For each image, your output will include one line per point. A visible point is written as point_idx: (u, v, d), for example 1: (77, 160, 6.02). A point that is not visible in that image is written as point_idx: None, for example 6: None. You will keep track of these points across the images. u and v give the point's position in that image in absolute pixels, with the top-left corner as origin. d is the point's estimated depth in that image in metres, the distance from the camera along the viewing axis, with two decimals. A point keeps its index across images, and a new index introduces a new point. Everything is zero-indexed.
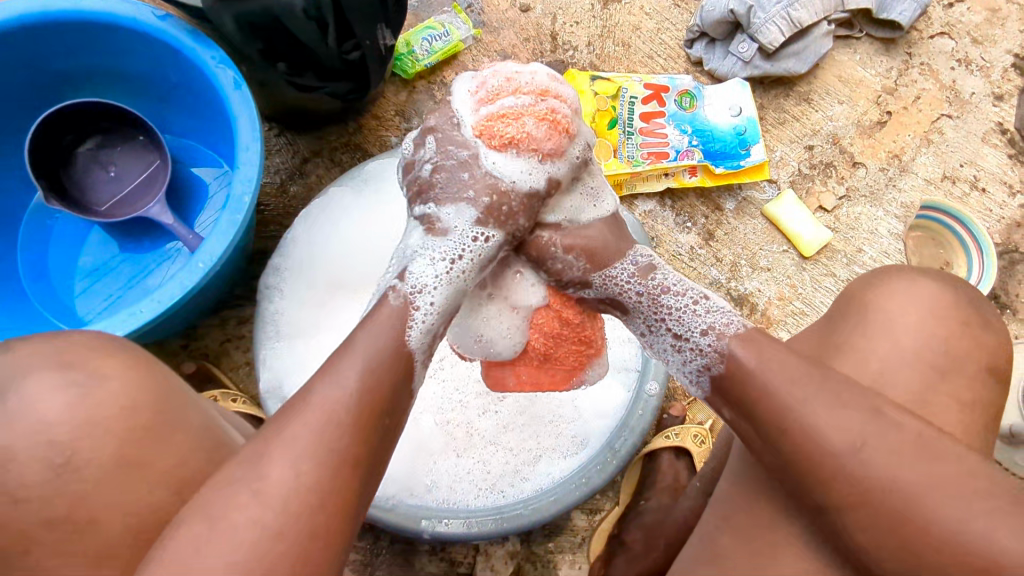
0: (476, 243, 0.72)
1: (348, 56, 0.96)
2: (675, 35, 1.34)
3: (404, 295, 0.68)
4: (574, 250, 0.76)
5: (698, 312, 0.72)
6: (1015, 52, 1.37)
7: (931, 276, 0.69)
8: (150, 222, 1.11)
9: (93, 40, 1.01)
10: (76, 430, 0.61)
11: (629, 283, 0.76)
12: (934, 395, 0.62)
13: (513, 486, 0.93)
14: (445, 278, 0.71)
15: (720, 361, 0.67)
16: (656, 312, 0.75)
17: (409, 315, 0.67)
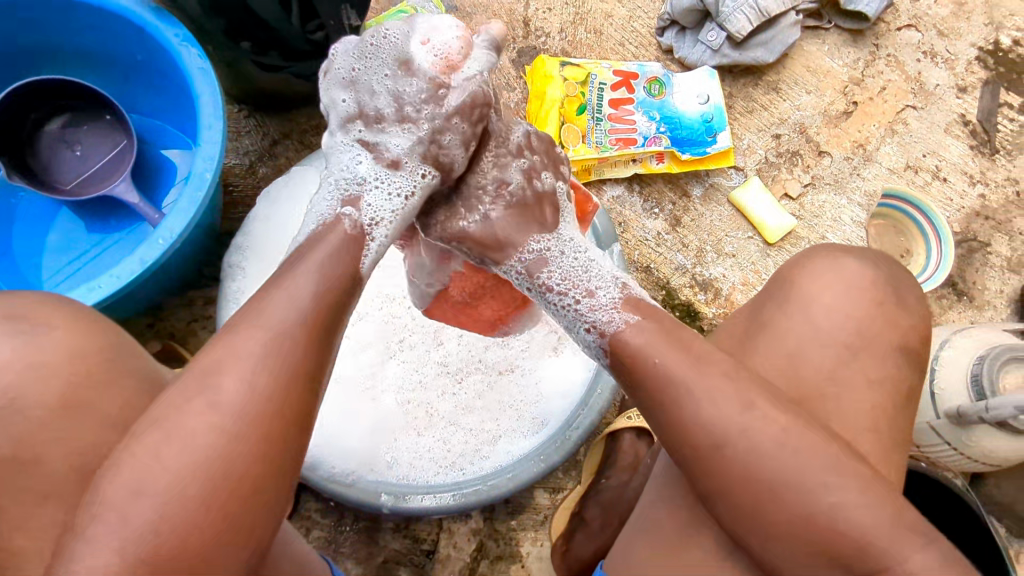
0: (423, 178, 0.72)
1: (313, 37, 0.97)
2: (646, 23, 1.35)
3: (361, 225, 0.68)
4: (466, 242, 0.76)
5: (580, 309, 0.70)
6: (979, 44, 1.39)
7: (868, 256, 0.71)
8: (117, 202, 1.10)
9: (57, 16, 1.00)
10: (24, 390, 0.62)
11: (518, 278, 0.76)
12: (866, 367, 0.65)
13: (472, 464, 0.95)
14: (400, 211, 0.71)
15: (603, 360, 0.68)
16: (543, 304, 0.75)
17: (364, 244, 0.67)
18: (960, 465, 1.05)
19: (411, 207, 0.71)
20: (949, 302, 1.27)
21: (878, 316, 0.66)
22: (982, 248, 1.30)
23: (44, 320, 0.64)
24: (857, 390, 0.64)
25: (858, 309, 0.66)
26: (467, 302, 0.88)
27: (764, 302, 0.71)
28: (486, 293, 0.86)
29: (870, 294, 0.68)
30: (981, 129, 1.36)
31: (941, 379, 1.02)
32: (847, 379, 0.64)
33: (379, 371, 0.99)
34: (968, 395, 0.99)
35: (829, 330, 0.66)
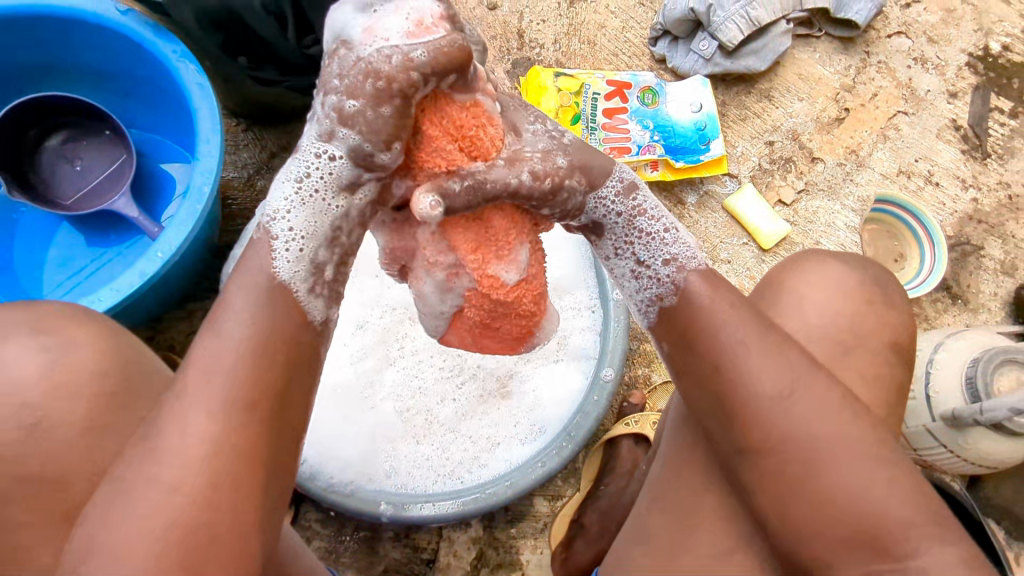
0: (324, 162, 0.58)
1: (310, 51, 0.97)
2: (639, 33, 1.37)
3: (264, 226, 0.60)
4: (572, 167, 0.63)
5: (665, 240, 0.67)
6: (969, 51, 1.41)
7: (859, 261, 0.72)
8: (117, 216, 1.12)
9: (56, 33, 1.02)
10: (37, 399, 0.63)
11: (611, 205, 0.67)
12: (857, 369, 0.66)
13: (471, 472, 0.96)
14: (298, 198, 0.60)
15: (675, 293, 0.65)
16: (628, 236, 0.68)
17: (271, 247, 0.59)
18: (957, 467, 1.05)
19: (322, 195, 0.60)
20: (944, 305, 1.27)
21: (868, 320, 0.67)
22: (976, 252, 1.31)
23: (56, 332, 0.66)
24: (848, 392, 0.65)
25: (850, 313, 0.67)
26: (486, 322, 0.73)
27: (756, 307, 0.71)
28: (510, 312, 0.71)
29: (861, 297, 0.68)
30: (973, 133, 1.37)
31: (936, 382, 1.03)
32: (839, 381, 0.65)
33: (378, 379, 1.00)
34: (963, 397, 1.00)
35: (821, 334, 0.67)
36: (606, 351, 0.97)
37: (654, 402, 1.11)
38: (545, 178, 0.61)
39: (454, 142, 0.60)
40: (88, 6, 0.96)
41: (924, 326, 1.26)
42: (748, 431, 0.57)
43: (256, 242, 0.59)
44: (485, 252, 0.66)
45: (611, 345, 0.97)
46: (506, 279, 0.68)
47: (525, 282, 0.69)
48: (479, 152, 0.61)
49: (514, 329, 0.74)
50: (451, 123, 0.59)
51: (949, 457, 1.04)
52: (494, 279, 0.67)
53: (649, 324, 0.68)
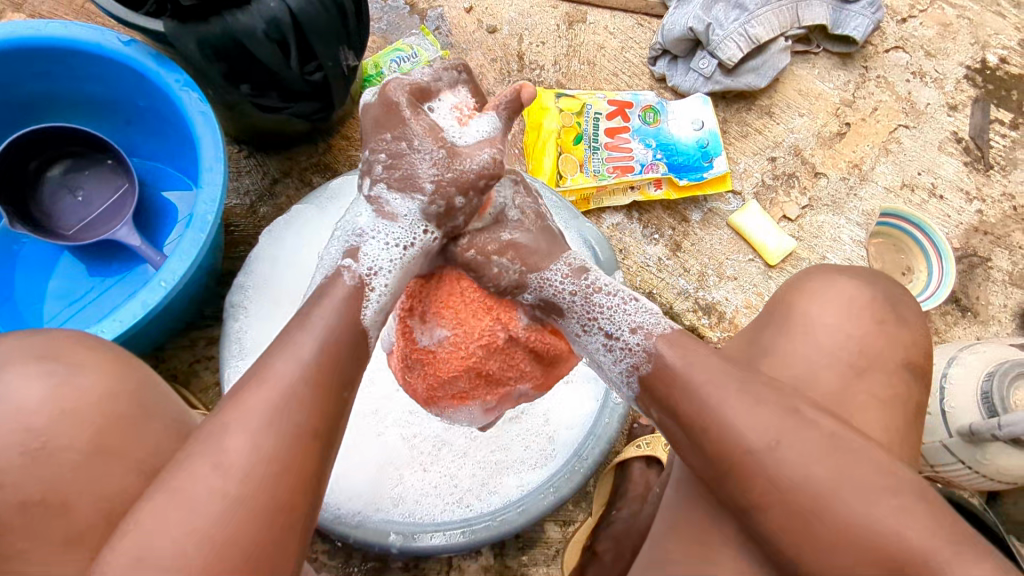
0: (426, 237, 0.71)
1: (311, 77, 0.98)
2: (639, 53, 1.38)
3: (359, 276, 0.66)
4: (508, 254, 0.73)
5: (629, 311, 0.69)
6: (967, 64, 1.42)
7: (867, 278, 0.71)
8: (118, 245, 1.11)
9: (60, 66, 1.02)
10: (41, 424, 0.61)
11: (561, 285, 0.72)
12: (872, 387, 0.64)
13: (481, 499, 0.93)
14: (399, 262, 0.69)
15: (648, 360, 0.65)
16: (590, 311, 0.70)
17: (364, 295, 0.66)
18: (976, 484, 1.03)
19: (411, 261, 0.70)
20: (954, 318, 1.26)
21: (876, 335, 0.66)
22: (983, 263, 1.30)
23: (67, 356, 0.65)
24: (863, 408, 0.63)
25: (856, 329, 0.66)
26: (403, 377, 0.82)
27: (758, 332, 0.70)
28: (422, 369, 0.80)
29: (869, 313, 0.68)
30: (974, 145, 1.37)
31: (953, 397, 1.02)
32: (855, 399, 0.63)
33: (384, 405, 0.97)
34: (980, 412, 0.98)
35: (831, 350, 0.65)
36: None
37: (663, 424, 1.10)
38: (487, 257, 0.73)
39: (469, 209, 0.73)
40: (92, 38, 0.97)
41: (935, 339, 1.25)
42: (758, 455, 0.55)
43: (353, 291, 0.65)
44: (415, 307, 0.78)
45: None
46: (421, 339, 0.78)
47: (433, 347, 0.78)
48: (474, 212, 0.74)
49: (421, 395, 0.82)
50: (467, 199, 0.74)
51: (965, 475, 1.02)
52: (414, 338, 0.79)
53: (635, 395, 0.67)
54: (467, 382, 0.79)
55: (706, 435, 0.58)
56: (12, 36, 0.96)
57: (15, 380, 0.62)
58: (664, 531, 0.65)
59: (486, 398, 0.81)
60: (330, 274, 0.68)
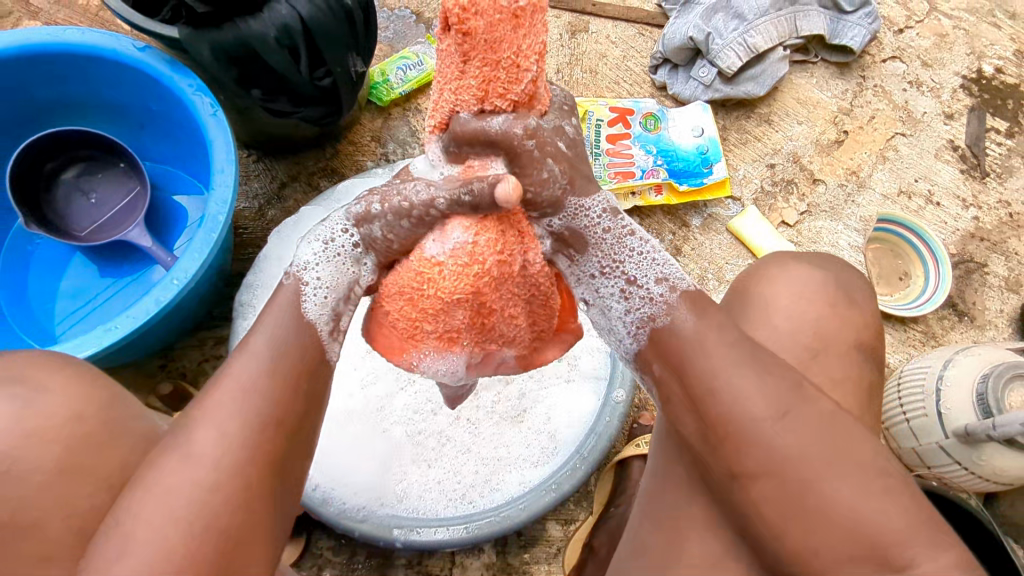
0: (347, 237, 0.64)
1: (320, 83, 1.01)
2: (640, 62, 1.41)
3: (293, 274, 0.62)
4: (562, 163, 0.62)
5: (653, 260, 0.65)
6: (963, 74, 1.45)
7: (855, 277, 0.73)
8: (130, 246, 1.13)
9: (77, 71, 1.05)
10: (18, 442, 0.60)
11: (599, 218, 0.65)
12: (859, 381, 0.66)
13: (483, 496, 0.94)
14: (325, 255, 0.63)
15: (669, 314, 0.62)
16: (617, 254, 0.66)
17: (301, 293, 0.61)
18: (973, 484, 1.04)
19: (344, 258, 0.64)
20: (951, 322, 1.28)
21: (862, 329, 0.69)
22: (980, 269, 1.32)
23: (35, 377, 0.63)
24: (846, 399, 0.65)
25: (843, 321, 0.68)
26: (389, 303, 0.68)
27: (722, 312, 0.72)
28: (413, 292, 0.66)
29: (818, 299, 0.69)
30: (970, 153, 1.39)
31: (948, 399, 1.03)
32: (842, 391, 0.65)
33: (389, 404, 1.00)
34: (975, 414, 1.00)
35: (820, 339, 0.67)
36: (617, 373, 0.99)
37: None
38: (543, 155, 0.61)
39: (484, 74, 0.62)
40: (108, 44, 1.00)
41: (932, 344, 1.26)
42: (751, 441, 0.53)
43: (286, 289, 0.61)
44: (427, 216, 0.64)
45: (622, 366, 1.00)
46: (425, 255, 0.64)
47: (437, 266, 0.64)
48: (517, 96, 0.63)
49: (405, 322, 0.69)
50: (478, 19, 0.59)
51: (960, 475, 1.04)
52: (414, 254, 0.65)
53: (639, 348, 0.65)
54: (465, 318, 0.68)
55: (698, 418, 0.57)
56: (28, 42, 0.98)
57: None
58: (641, 517, 0.66)
59: (474, 346, 0.72)
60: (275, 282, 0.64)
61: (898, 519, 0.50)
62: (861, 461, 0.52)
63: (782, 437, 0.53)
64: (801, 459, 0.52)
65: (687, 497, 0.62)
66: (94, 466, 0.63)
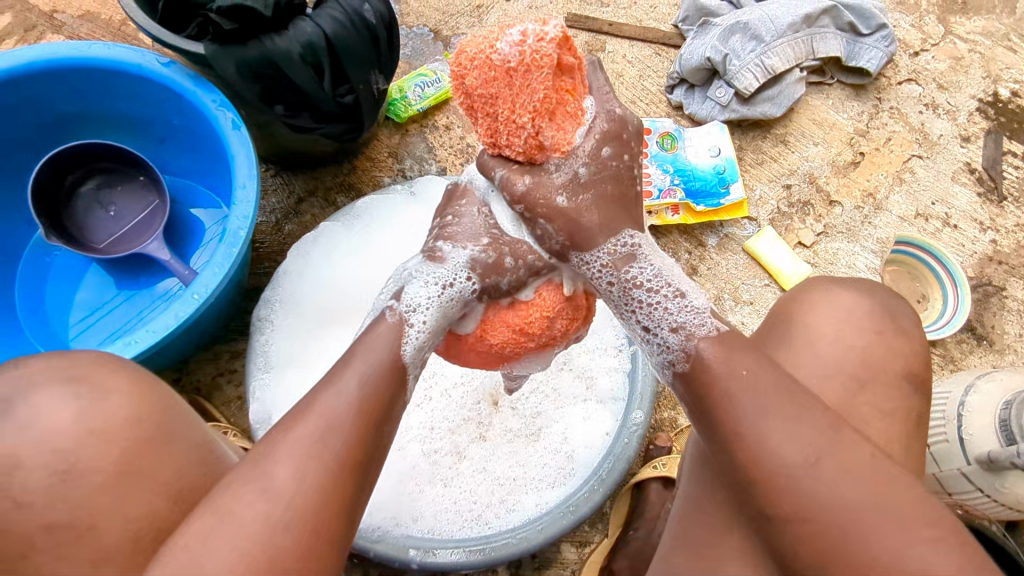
0: (468, 283, 0.70)
1: (342, 99, 1.02)
2: (656, 82, 1.41)
3: (400, 313, 0.66)
4: (556, 224, 0.67)
5: (670, 308, 0.66)
6: (979, 97, 1.45)
7: (902, 303, 0.73)
8: (148, 259, 1.13)
9: (101, 85, 1.06)
10: (68, 444, 0.61)
11: (601, 271, 0.68)
12: (902, 409, 0.65)
13: (499, 517, 0.94)
14: (436, 301, 0.68)
15: (684, 362, 0.63)
16: (629, 303, 0.68)
17: (404, 331, 0.65)
18: (995, 512, 1.03)
19: (450, 303, 0.69)
20: (969, 346, 1.26)
21: (909, 358, 0.68)
22: (998, 292, 1.31)
23: (88, 377, 0.65)
24: (893, 434, 0.64)
25: (886, 348, 0.67)
26: (493, 339, 0.74)
27: (765, 337, 0.72)
28: (517, 326, 0.73)
29: (867, 325, 0.68)
30: (987, 176, 1.39)
31: (970, 424, 1.02)
32: (887, 424, 0.64)
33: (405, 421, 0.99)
34: (998, 440, 0.98)
35: (865, 366, 0.66)
36: (636, 394, 0.99)
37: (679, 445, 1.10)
38: (535, 216, 0.68)
39: (486, 124, 0.69)
40: (133, 59, 1.00)
41: (951, 368, 1.25)
42: (802, 475, 0.52)
43: (389, 328, 0.64)
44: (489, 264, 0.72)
45: (640, 388, 0.99)
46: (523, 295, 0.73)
47: (544, 304, 0.73)
48: (516, 149, 0.68)
49: (510, 347, 0.75)
50: (477, 76, 0.68)
51: (982, 502, 1.02)
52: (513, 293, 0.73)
53: (666, 382, 0.67)
54: (562, 325, 0.76)
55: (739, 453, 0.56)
56: (55, 56, 1.00)
57: (42, 398, 0.62)
58: (672, 545, 0.65)
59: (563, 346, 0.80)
60: (376, 315, 0.68)
61: (952, 555, 0.49)
62: (917, 499, 0.51)
63: (837, 473, 0.52)
64: (855, 493, 0.51)
65: (724, 527, 0.61)
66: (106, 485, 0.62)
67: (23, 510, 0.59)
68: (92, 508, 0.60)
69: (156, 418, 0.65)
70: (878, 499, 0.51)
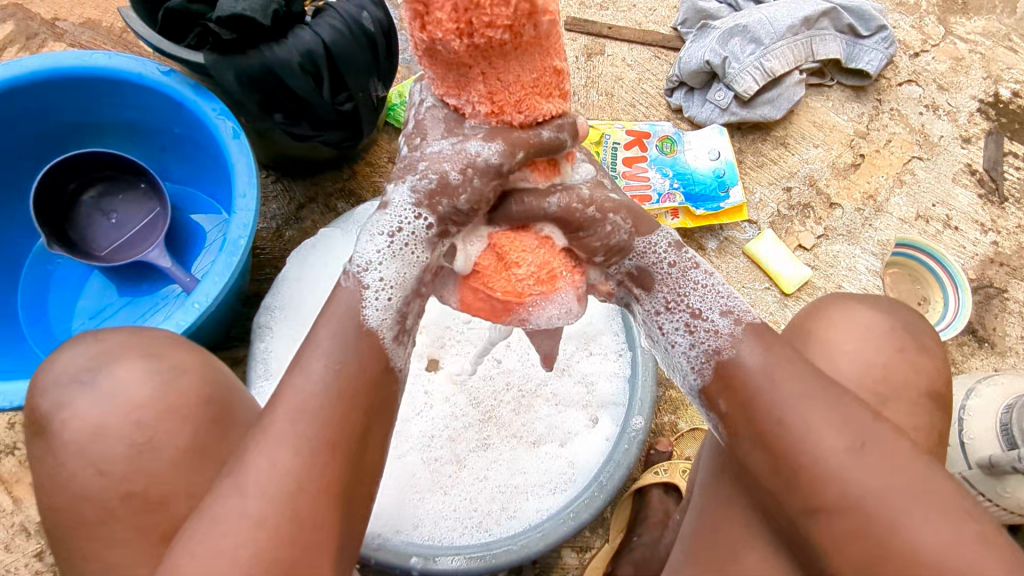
0: (420, 222, 0.60)
1: (341, 107, 1.02)
2: (655, 85, 1.41)
3: (354, 275, 0.59)
4: (620, 209, 0.64)
5: (723, 292, 0.63)
6: (979, 97, 1.44)
7: (917, 317, 0.72)
8: (149, 266, 1.14)
9: (102, 94, 1.06)
10: (150, 418, 0.62)
11: (663, 254, 0.64)
12: (926, 427, 0.65)
13: (500, 525, 0.93)
14: (389, 250, 0.59)
15: (734, 346, 0.60)
16: (681, 287, 0.64)
17: (362, 296, 0.58)
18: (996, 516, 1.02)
19: (412, 248, 0.60)
20: (971, 349, 1.26)
21: (925, 376, 0.67)
22: (1000, 294, 1.31)
23: (170, 356, 0.66)
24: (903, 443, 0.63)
25: (888, 356, 0.67)
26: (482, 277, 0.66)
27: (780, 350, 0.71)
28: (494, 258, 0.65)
29: (886, 343, 0.68)
30: (988, 177, 1.39)
31: (970, 429, 1.02)
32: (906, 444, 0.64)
33: (405, 428, 1.00)
34: (999, 445, 0.98)
35: (871, 377, 0.66)
36: (637, 400, 0.99)
37: (681, 449, 1.11)
38: (603, 213, 0.63)
39: (456, 3, 0.53)
40: (134, 67, 1.01)
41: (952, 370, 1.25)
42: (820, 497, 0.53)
43: (347, 293, 0.58)
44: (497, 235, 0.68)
45: (641, 394, 0.99)
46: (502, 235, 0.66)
47: (552, 241, 0.65)
48: (508, 19, 0.54)
49: (501, 284, 0.66)
50: None
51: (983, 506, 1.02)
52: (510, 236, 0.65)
53: (703, 383, 0.62)
54: (554, 247, 0.65)
55: (764, 462, 0.55)
56: (58, 66, 1.00)
57: (50, 409, 0.63)
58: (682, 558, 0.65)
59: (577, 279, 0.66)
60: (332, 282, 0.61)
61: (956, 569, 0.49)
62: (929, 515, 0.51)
63: (857, 478, 0.51)
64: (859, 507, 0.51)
65: (740, 541, 0.60)
66: None
67: None
68: (125, 496, 0.60)
69: None
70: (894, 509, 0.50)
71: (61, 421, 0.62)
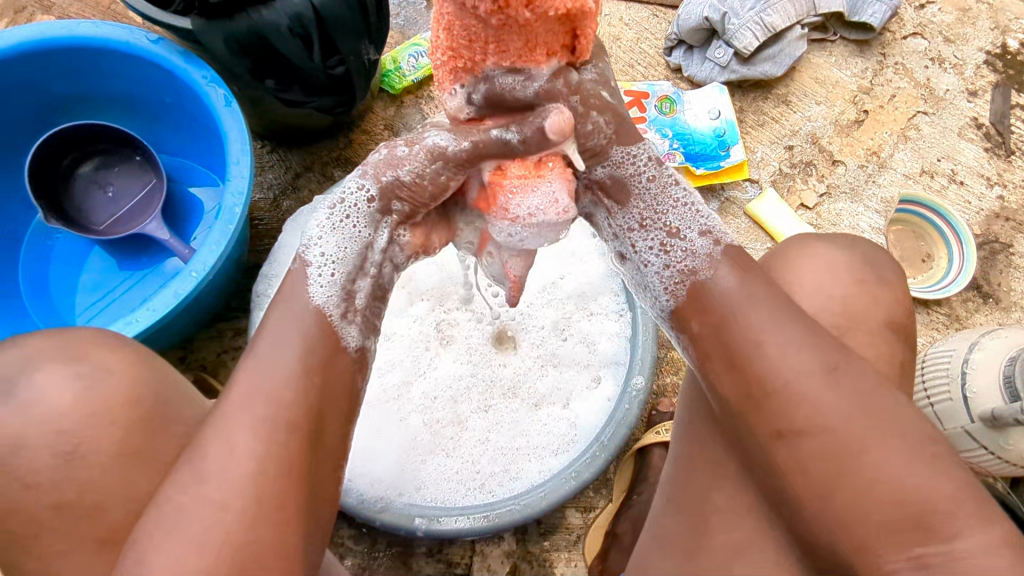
0: (363, 194, 0.62)
1: (333, 71, 1.01)
2: (654, 44, 1.38)
3: (298, 254, 0.60)
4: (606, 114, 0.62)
5: (699, 212, 0.63)
6: (987, 49, 1.41)
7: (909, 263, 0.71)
8: (149, 239, 1.14)
9: (91, 64, 1.05)
10: None
11: (642, 167, 0.64)
12: (886, 356, 0.63)
13: (502, 486, 0.94)
14: (332, 226, 0.61)
15: (711, 268, 0.59)
16: (658, 205, 0.64)
17: (306, 273, 0.59)
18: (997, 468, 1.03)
19: (354, 223, 0.62)
20: (975, 305, 1.25)
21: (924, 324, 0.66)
22: (1005, 249, 1.29)
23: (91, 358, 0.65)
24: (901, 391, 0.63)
25: (890, 302, 0.66)
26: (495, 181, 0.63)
27: None
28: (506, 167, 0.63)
29: (882, 289, 0.67)
30: (995, 131, 1.36)
31: (974, 382, 1.01)
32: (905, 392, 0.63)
33: (407, 392, 1.00)
34: (1003, 398, 0.98)
35: (873, 324, 0.65)
36: (637, 359, 0.98)
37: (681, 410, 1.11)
38: (587, 108, 0.61)
39: None
40: (121, 36, 0.99)
41: (956, 327, 1.24)
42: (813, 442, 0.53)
43: (292, 272, 0.59)
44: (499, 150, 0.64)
45: (641, 354, 0.98)
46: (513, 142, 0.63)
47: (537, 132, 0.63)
48: None
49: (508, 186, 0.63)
50: None
51: (986, 458, 1.02)
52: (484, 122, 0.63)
53: (675, 305, 0.61)
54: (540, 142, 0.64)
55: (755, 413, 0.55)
56: (43, 36, 0.99)
57: (43, 380, 0.63)
58: (663, 508, 0.66)
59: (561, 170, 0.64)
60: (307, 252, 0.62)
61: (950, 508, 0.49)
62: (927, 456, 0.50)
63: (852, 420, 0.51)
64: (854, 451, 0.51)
65: None
66: (110, 467, 0.62)
67: (33, 489, 0.61)
68: None
69: (158, 398, 0.66)
70: (866, 430, 0.50)
71: (57, 393, 0.63)
